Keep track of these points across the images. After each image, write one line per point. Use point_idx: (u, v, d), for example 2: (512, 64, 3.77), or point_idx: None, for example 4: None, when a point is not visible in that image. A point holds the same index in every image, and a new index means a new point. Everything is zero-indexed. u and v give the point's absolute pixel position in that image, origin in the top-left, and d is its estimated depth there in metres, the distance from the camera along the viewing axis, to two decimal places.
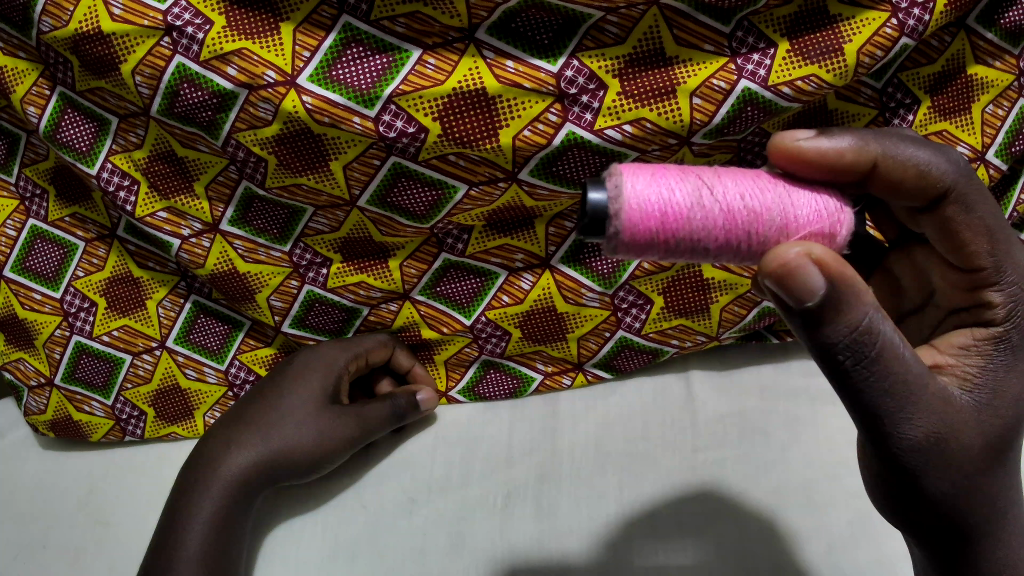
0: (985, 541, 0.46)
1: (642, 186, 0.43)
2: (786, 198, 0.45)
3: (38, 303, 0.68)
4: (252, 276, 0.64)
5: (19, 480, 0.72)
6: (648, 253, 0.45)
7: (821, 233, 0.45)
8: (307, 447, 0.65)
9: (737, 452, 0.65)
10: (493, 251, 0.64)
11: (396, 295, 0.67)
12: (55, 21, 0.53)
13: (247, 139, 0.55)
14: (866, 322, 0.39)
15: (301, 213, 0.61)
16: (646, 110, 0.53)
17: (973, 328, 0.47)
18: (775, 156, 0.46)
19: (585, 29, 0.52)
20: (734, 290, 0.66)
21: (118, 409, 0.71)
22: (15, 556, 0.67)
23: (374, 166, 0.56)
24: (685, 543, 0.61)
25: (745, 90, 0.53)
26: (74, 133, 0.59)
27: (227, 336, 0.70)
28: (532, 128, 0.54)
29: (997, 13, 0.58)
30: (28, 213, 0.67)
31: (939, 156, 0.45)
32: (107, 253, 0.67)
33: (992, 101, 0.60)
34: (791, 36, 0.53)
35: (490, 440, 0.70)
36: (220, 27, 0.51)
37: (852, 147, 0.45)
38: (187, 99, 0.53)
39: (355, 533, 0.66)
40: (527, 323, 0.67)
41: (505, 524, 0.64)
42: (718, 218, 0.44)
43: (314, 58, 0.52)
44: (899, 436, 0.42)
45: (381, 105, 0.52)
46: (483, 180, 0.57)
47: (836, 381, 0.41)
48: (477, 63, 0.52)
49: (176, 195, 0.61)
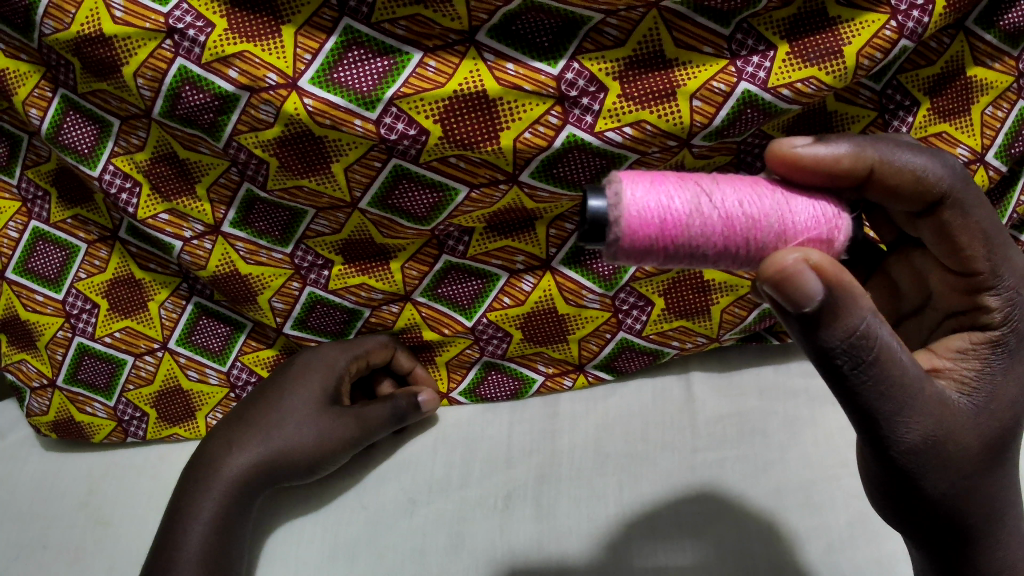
0: (983, 542, 0.46)
1: (641, 193, 0.43)
2: (784, 203, 0.45)
3: (40, 304, 0.68)
4: (254, 277, 0.64)
5: (20, 481, 0.72)
6: (648, 259, 0.45)
7: (819, 238, 0.46)
8: (307, 449, 0.65)
9: (736, 453, 0.66)
10: (494, 252, 0.65)
11: (397, 296, 0.67)
12: (57, 24, 0.53)
13: (249, 142, 0.55)
14: (864, 326, 0.39)
15: (303, 215, 0.61)
16: (646, 113, 0.53)
17: (971, 332, 0.47)
18: (773, 162, 0.47)
19: (585, 32, 0.53)
20: (735, 291, 0.66)
21: (120, 410, 0.71)
22: (16, 557, 0.67)
23: (375, 168, 0.57)
24: (685, 544, 0.62)
25: (745, 92, 0.53)
26: (76, 135, 0.59)
27: (228, 337, 0.70)
28: (533, 130, 0.54)
29: (996, 14, 0.58)
30: (30, 214, 0.67)
31: (936, 161, 0.45)
32: (109, 255, 0.67)
33: (991, 102, 0.61)
34: (791, 38, 0.53)
35: (490, 442, 0.70)
36: (222, 30, 0.52)
37: (849, 153, 0.45)
38: (189, 102, 0.54)
39: (356, 534, 0.66)
40: (528, 324, 0.68)
41: (505, 525, 0.64)
42: (717, 224, 0.44)
43: (315, 61, 0.52)
44: (896, 439, 0.42)
45: (383, 108, 0.53)
46: (484, 182, 0.57)
47: (834, 384, 0.41)
48: (477, 65, 0.52)
49: (178, 197, 0.61)
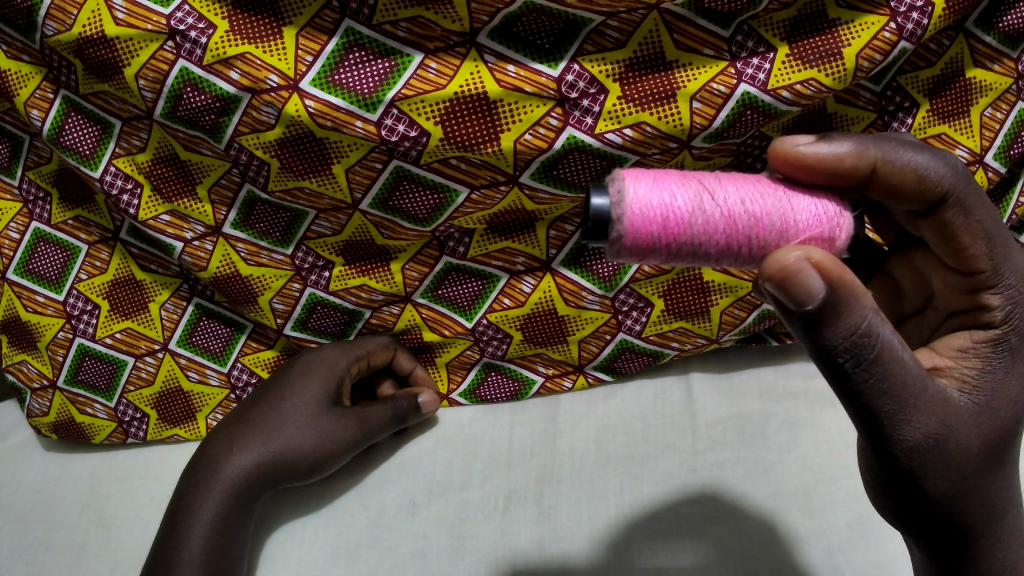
0: (984, 542, 0.47)
1: (644, 191, 0.43)
2: (786, 202, 0.45)
3: (41, 305, 0.68)
4: (254, 279, 0.65)
5: (22, 482, 0.72)
6: (650, 258, 0.45)
7: (821, 236, 0.46)
8: (308, 449, 0.65)
9: (736, 454, 0.66)
10: (494, 254, 0.65)
11: (398, 298, 0.67)
12: (59, 26, 0.53)
13: (250, 143, 0.55)
14: (866, 325, 0.39)
15: (303, 216, 0.61)
16: (646, 115, 0.54)
17: (972, 331, 0.47)
18: (775, 161, 0.47)
19: (586, 33, 0.53)
20: (735, 292, 0.66)
21: (121, 411, 0.71)
22: (17, 558, 0.67)
23: (376, 170, 0.57)
24: (685, 544, 0.62)
25: (745, 94, 0.53)
26: (78, 136, 0.59)
27: (229, 338, 0.70)
28: (533, 132, 0.54)
29: (996, 16, 0.59)
30: (32, 215, 0.67)
31: (938, 160, 0.45)
32: (110, 256, 0.67)
33: (991, 104, 0.61)
34: (790, 40, 0.54)
35: (491, 442, 0.70)
36: (223, 31, 0.52)
37: (852, 152, 0.45)
38: (190, 103, 0.54)
39: (357, 535, 0.66)
40: (528, 326, 0.68)
41: (506, 525, 0.64)
42: (720, 222, 0.44)
43: (316, 63, 0.52)
44: (898, 438, 0.43)
45: (383, 109, 0.53)
46: (484, 183, 0.57)
47: (836, 383, 0.41)
48: (478, 67, 0.53)
49: (178, 198, 0.61)
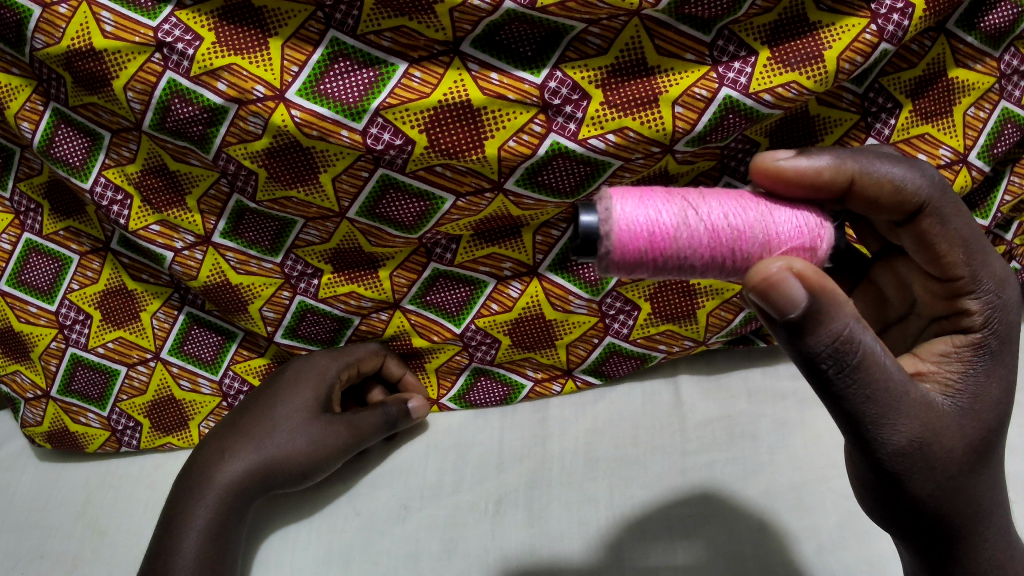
0: (968, 542, 0.47)
1: (630, 208, 0.44)
2: (767, 214, 0.46)
3: (33, 316, 0.68)
4: (244, 287, 0.65)
5: (18, 492, 0.73)
6: (638, 271, 0.46)
7: (802, 247, 0.47)
8: (301, 457, 0.66)
9: (727, 454, 0.66)
10: (482, 260, 0.65)
11: (387, 304, 0.67)
12: (47, 39, 0.53)
13: (238, 154, 0.56)
14: (847, 332, 0.40)
15: (291, 225, 0.62)
16: (630, 119, 0.54)
17: (953, 335, 0.48)
18: (757, 175, 0.47)
19: (568, 41, 0.53)
20: (721, 295, 0.67)
21: (114, 420, 0.72)
22: (14, 565, 0.68)
23: (362, 178, 0.57)
24: (677, 544, 0.62)
25: (727, 98, 0.54)
26: (68, 148, 0.60)
27: (220, 346, 0.71)
28: (517, 138, 0.54)
29: (977, 16, 0.59)
30: (23, 226, 0.67)
31: (914, 171, 0.45)
32: (101, 266, 0.68)
33: (974, 103, 0.61)
34: (772, 43, 0.54)
35: (484, 447, 0.70)
36: (210, 43, 0.52)
37: (830, 165, 0.45)
38: (178, 114, 0.54)
39: (351, 541, 0.66)
40: (516, 331, 0.68)
41: (497, 529, 0.64)
42: (704, 236, 0.45)
43: (302, 73, 0.53)
44: (882, 442, 0.43)
45: (368, 118, 0.53)
46: (470, 190, 0.58)
47: (820, 389, 0.42)
48: (462, 75, 0.53)
49: (168, 208, 0.62)
